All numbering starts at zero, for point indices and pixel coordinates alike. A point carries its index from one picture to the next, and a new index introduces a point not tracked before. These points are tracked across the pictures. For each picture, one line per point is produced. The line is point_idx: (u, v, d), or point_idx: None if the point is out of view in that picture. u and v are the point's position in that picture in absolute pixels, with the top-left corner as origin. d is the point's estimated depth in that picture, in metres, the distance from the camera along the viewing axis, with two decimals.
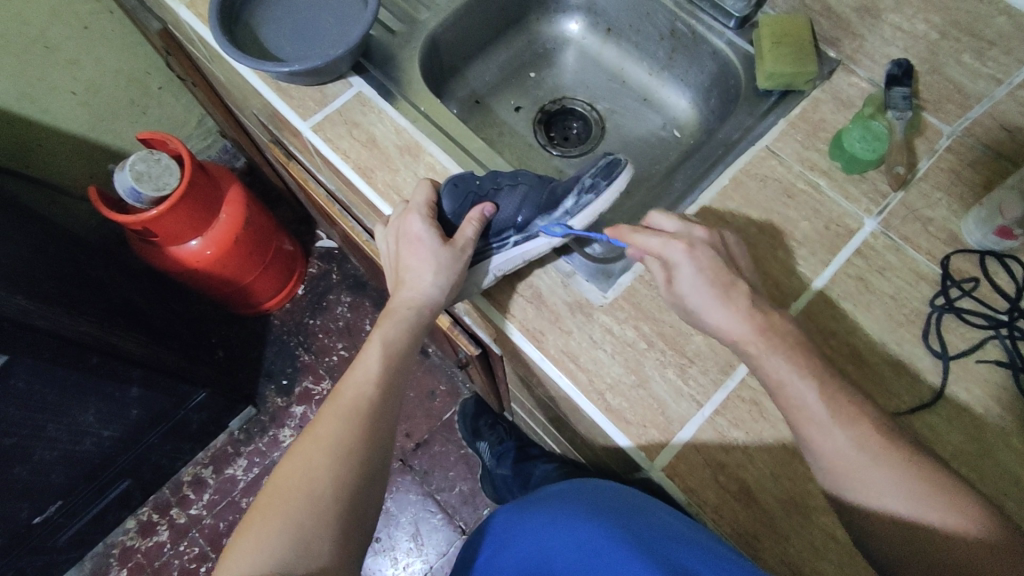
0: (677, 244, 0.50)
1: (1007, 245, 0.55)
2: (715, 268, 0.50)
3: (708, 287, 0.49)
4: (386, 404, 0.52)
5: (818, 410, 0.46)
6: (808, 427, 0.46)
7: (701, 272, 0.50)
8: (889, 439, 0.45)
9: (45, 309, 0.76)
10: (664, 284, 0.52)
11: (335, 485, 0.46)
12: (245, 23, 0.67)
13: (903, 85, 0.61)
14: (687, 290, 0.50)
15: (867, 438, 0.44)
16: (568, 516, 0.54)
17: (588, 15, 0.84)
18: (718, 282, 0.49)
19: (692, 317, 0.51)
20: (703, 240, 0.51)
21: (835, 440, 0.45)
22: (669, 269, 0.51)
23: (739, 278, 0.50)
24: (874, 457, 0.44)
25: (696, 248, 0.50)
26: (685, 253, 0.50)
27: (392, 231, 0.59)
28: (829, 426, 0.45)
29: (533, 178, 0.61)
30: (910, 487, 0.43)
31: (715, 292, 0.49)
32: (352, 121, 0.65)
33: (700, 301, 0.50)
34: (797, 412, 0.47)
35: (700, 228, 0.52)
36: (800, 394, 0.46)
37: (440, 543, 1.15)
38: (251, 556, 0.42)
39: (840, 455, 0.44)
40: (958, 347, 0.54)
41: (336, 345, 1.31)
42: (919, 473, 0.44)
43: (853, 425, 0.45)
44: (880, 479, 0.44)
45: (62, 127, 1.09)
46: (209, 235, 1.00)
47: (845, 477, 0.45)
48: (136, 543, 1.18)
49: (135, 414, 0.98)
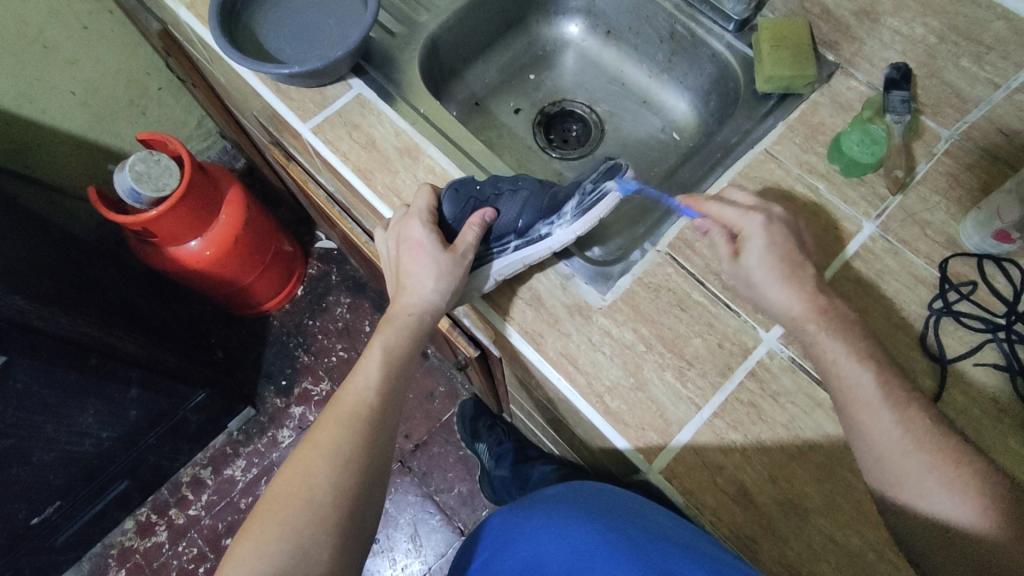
0: (755, 217, 0.51)
1: (1005, 249, 0.55)
2: (787, 243, 0.51)
3: (779, 260, 0.50)
4: (385, 411, 0.52)
5: (870, 391, 0.46)
6: (858, 408, 0.46)
7: (774, 245, 0.50)
8: (931, 428, 0.45)
9: (43, 310, 0.76)
10: (729, 257, 0.52)
11: (335, 492, 0.46)
12: (245, 24, 0.67)
13: (901, 89, 0.61)
14: (755, 261, 0.50)
15: (914, 423, 0.45)
16: (567, 518, 0.55)
17: (588, 17, 0.84)
18: (789, 260, 0.50)
19: (749, 291, 0.52)
20: (780, 216, 0.52)
21: (884, 423, 0.45)
22: (741, 240, 0.52)
23: (808, 260, 0.51)
24: (918, 445, 0.44)
25: (773, 223, 0.51)
26: (762, 225, 0.51)
27: (394, 236, 0.59)
28: (880, 410, 0.45)
29: (534, 183, 0.61)
30: (949, 481, 0.43)
31: (785, 266, 0.50)
32: (351, 123, 0.65)
33: (769, 273, 0.50)
34: (848, 393, 0.47)
35: (778, 207, 0.53)
36: (856, 371, 0.47)
37: (438, 544, 1.15)
38: (250, 564, 0.42)
39: (888, 440, 0.45)
40: (955, 351, 0.54)
41: (335, 346, 1.31)
42: (957, 464, 0.44)
43: (903, 408, 0.45)
44: (924, 468, 0.44)
45: (62, 127, 1.09)
46: (209, 236, 1.00)
47: (888, 462, 0.45)
48: (134, 544, 1.18)
49: (134, 414, 0.99)
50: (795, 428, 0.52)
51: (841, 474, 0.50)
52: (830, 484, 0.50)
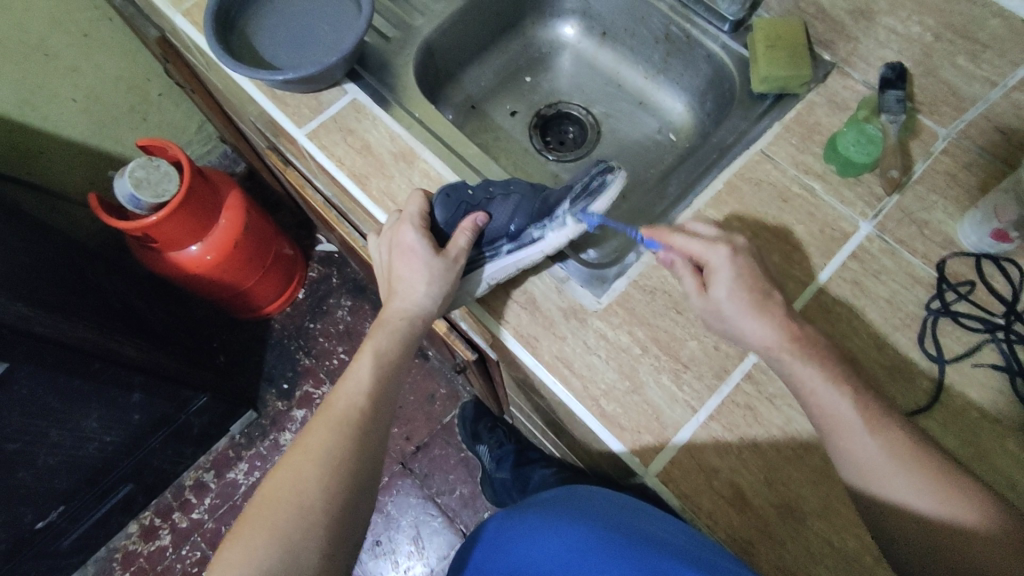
0: (720, 248, 0.51)
1: (1003, 249, 0.55)
2: (752, 275, 0.51)
3: (750, 289, 0.50)
4: (377, 415, 0.52)
5: (849, 415, 0.46)
6: (839, 432, 0.46)
7: (741, 278, 0.51)
8: (910, 442, 0.45)
9: (43, 316, 0.76)
10: (697, 290, 0.52)
11: (324, 496, 0.46)
12: (239, 31, 0.67)
13: (897, 88, 0.61)
14: (723, 295, 0.51)
15: (896, 440, 0.45)
16: (563, 519, 0.55)
17: (583, 19, 0.84)
18: (754, 291, 0.50)
19: (720, 324, 0.52)
20: (745, 247, 0.52)
21: (866, 444, 0.45)
22: (708, 272, 0.52)
23: (773, 288, 0.51)
24: (903, 460, 0.44)
25: (738, 254, 0.52)
26: (728, 258, 0.51)
27: (386, 242, 0.59)
28: (861, 431, 0.45)
29: (525, 186, 0.61)
30: (934, 492, 0.44)
31: (754, 292, 0.50)
32: (346, 128, 0.65)
33: (734, 307, 0.50)
34: (828, 419, 0.47)
35: (740, 236, 0.53)
36: (833, 396, 0.47)
37: (440, 546, 1.15)
38: (239, 569, 0.43)
39: (870, 460, 0.45)
40: (953, 351, 0.53)
41: (337, 349, 1.31)
42: (937, 470, 0.44)
43: (882, 428, 0.45)
44: (908, 483, 0.44)
45: (63, 133, 1.10)
46: (210, 242, 1.00)
47: (872, 478, 0.45)
48: (138, 547, 1.18)
49: (138, 418, 0.99)
50: (791, 429, 0.51)
51: (839, 476, 0.50)
52: (827, 485, 0.50)
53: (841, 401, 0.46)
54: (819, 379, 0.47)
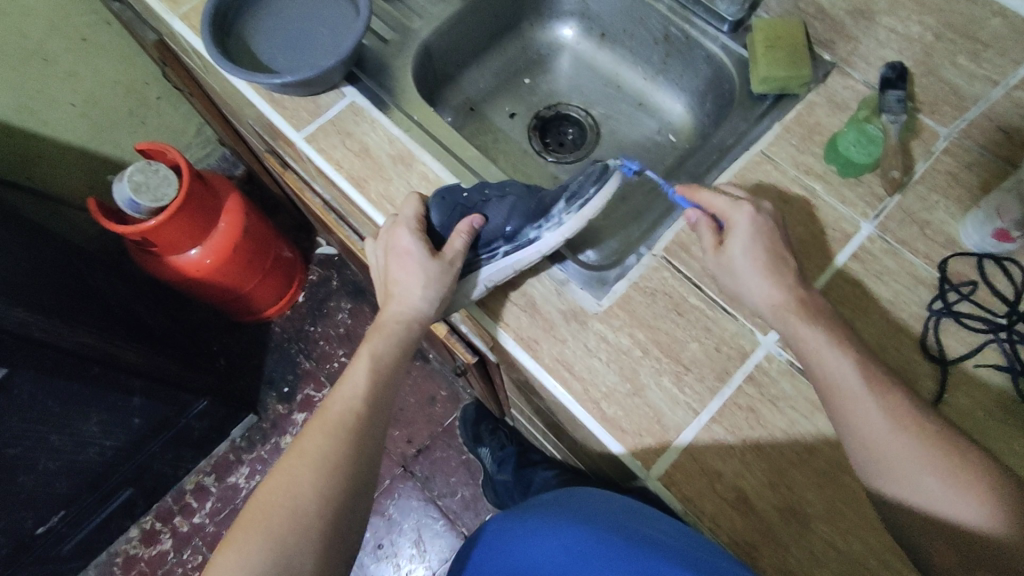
0: (744, 207, 0.53)
1: (1006, 249, 0.55)
2: (772, 239, 0.53)
3: (759, 259, 0.52)
4: (372, 419, 0.52)
5: (853, 382, 0.46)
6: (842, 399, 0.47)
7: (760, 236, 0.52)
8: (919, 417, 0.45)
9: (43, 321, 0.76)
10: (712, 246, 0.54)
11: (319, 500, 0.46)
12: (237, 33, 0.67)
13: (897, 88, 0.61)
14: (737, 252, 0.52)
15: (900, 410, 0.45)
16: (565, 521, 0.54)
17: (582, 20, 0.84)
18: (772, 255, 0.52)
19: (730, 281, 0.54)
20: (769, 212, 0.54)
21: (868, 411, 0.45)
22: (726, 230, 0.54)
23: (791, 256, 0.52)
24: (906, 432, 0.44)
25: (760, 215, 0.53)
26: (749, 218, 0.53)
27: (382, 245, 0.59)
28: (864, 397, 0.46)
29: (520, 188, 0.61)
30: (939, 467, 0.43)
31: (763, 267, 0.52)
32: (345, 131, 0.65)
33: (748, 264, 0.52)
34: (832, 386, 0.47)
35: (768, 202, 0.55)
36: (839, 362, 0.47)
37: (442, 549, 1.15)
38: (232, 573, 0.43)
39: (873, 428, 0.45)
40: (956, 352, 0.53)
41: (337, 351, 1.31)
42: (943, 445, 0.44)
43: (890, 400, 0.46)
44: (912, 455, 0.44)
45: (62, 137, 1.10)
46: (209, 245, 1.00)
47: (875, 449, 0.45)
48: (139, 552, 1.18)
49: (138, 422, 0.99)
50: (794, 431, 0.51)
51: (841, 478, 0.49)
52: (830, 489, 0.49)
53: (846, 365, 0.47)
54: (824, 348, 0.48)
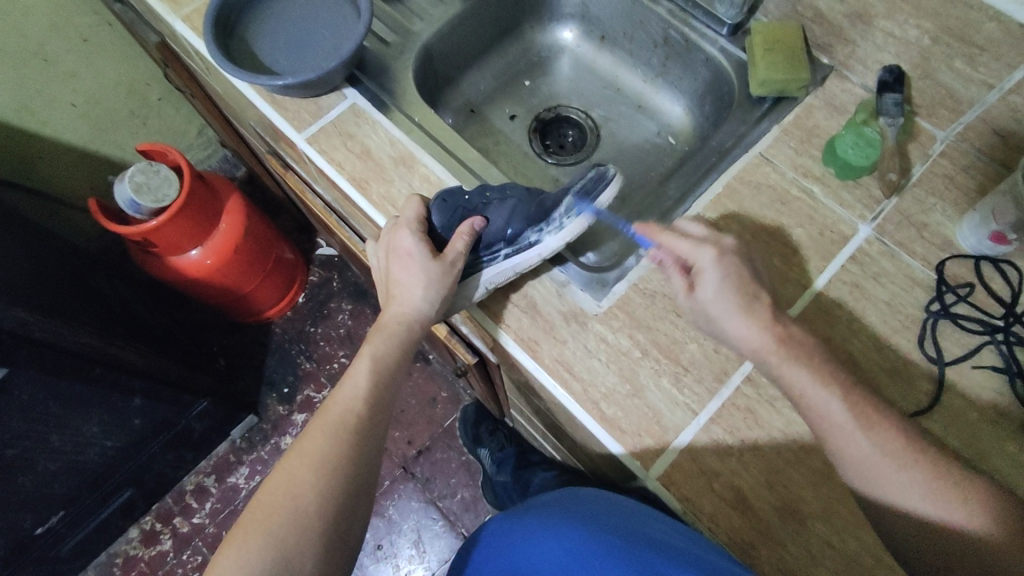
0: (705, 249, 0.52)
1: (1002, 251, 0.55)
2: (741, 276, 0.51)
3: (731, 297, 0.50)
4: (373, 420, 0.52)
5: (841, 417, 0.46)
6: (833, 433, 0.46)
7: (728, 277, 0.51)
8: (908, 442, 0.45)
9: (43, 321, 0.76)
10: (684, 291, 0.53)
11: (319, 501, 0.47)
12: (239, 35, 0.67)
13: (895, 91, 0.61)
14: (708, 296, 0.51)
15: (890, 440, 0.45)
16: (565, 521, 0.55)
17: (582, 23, 0.84)
18: (743, 292, 0.50)
19: (708, 324, 0.52)
20: (733, 248, 0.53)
21: (859, 444, 0.45)
22: (696, 273, 0.52)
23: (762, 290, 0.51)
24: (897, 460, 0.45)
25: (724, 255, 0.52)
26: (714, 259, 0.51)
27: (384, 246, 0.59)
28: (853, 432, 0.45)
29: (522, 192, 0.61)
30: (932, 489, 0.44)
31: (738, 302, 0.50)
32: (346, 133, 0.66)
33: (720, 308, 0.50)
34: (821, 419, 0.47)
35: (729, 236, 0.53)
36: (824, 399, 0.47)
37: (441, 550, 1.15)
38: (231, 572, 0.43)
39: (865, 460, 0.45)
40: (953, 353, 0.54)
41: (337, 353, 1.31)
42: (935, 468, 0.44)
43: (878, 415, 0.46)
44: (906, 481, 0.44)
45: (63, 138, 1.10)
46: (209, 246, 1.00)
47: (869, 476, 0.45)
48: (139, 552, 1.18)
49: (138, 423, 0.99)
50: (792, 433, 0.51)
51: (839, 478, 0.50)
52: (829, 489, 0.50)
53: (832, 400, 0.47)
54: (806, 388, 0.47)
